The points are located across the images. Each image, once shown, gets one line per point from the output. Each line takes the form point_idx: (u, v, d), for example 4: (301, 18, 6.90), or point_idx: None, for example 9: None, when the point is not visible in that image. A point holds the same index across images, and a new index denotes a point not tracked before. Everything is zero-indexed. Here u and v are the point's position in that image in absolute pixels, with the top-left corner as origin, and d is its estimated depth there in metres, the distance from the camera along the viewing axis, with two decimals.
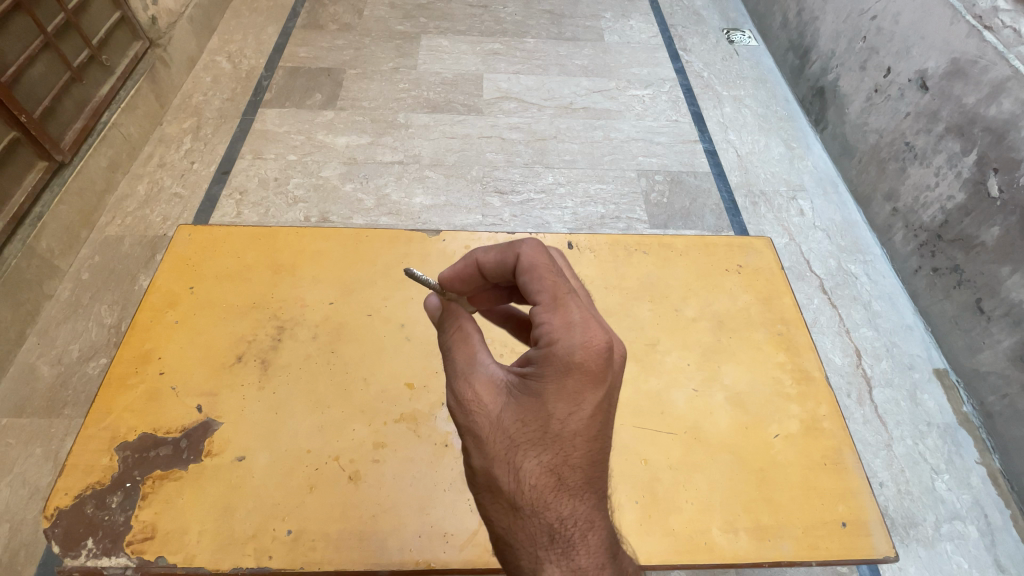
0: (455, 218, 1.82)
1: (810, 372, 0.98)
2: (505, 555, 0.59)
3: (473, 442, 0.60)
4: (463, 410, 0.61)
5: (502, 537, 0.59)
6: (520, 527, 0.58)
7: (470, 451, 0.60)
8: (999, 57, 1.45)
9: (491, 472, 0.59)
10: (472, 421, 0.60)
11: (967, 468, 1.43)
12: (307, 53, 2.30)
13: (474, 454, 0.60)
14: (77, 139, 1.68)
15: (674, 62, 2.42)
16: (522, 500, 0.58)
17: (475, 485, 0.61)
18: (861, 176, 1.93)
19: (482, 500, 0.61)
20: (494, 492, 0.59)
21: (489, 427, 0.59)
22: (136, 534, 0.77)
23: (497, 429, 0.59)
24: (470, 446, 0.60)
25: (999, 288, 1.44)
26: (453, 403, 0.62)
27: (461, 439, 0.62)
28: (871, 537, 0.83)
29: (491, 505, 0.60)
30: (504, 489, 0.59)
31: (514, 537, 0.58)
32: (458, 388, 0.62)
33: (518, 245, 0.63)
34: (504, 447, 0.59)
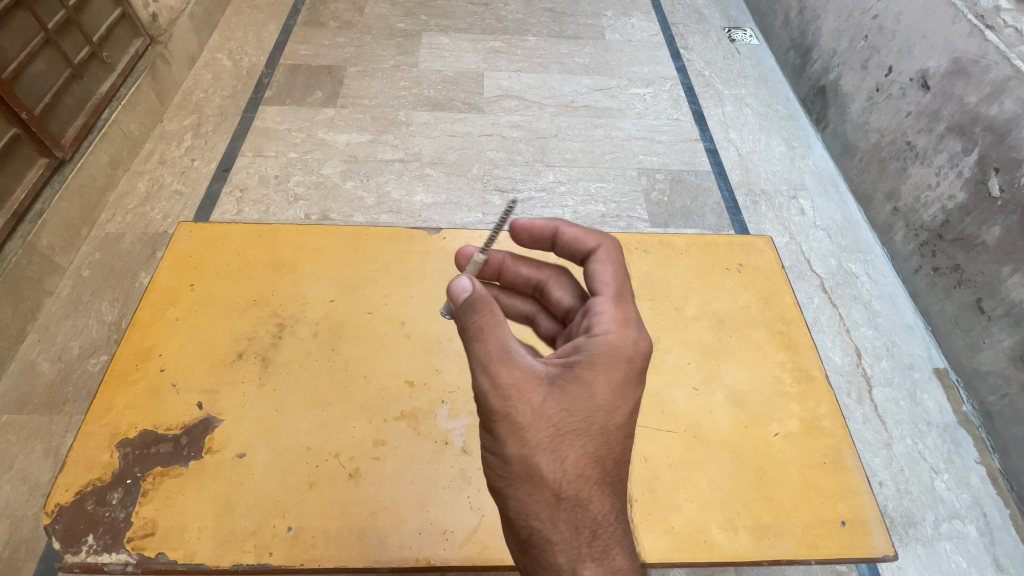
0: (455, 216, 1.82)
1: (810, 371, 0.98)
2: (538, 548, 0.61)
3: (517, 433, 0.61)
4: (503, 397, 0.61)
5: (541, 527, 0.61)
6: (563, 516, 0.61)
7: (514, 441, 0.62)
8: (1000, 57, 1.45)
9: (531, 462, 0.61)
10: (518, 411, 0.61)
11: (966, 467, 1.43)
12: (307, 51, 2.29)
13: (514, 444, 0.62)
14: (78, 136, 1.67)
15: (675, 61, 2.42)
16: (566, 491, 0.62)
17: (512, 476, 0.62)
18: (862, 175, 1.93)
19: (520, 490, 0.63)
20: (533, 483, 0.62)
21: (532, 416, 0.61)
22: (137, 530, 0.77)
23: (544, 420, 0.62)
24: (513, 437, 0.62)
25: (999, 288, 1.45)
26: (490, 389, 0.62)
27: (500, 430, 0.62)
28: (870, 536, 0.83)
29: (530, 495, 0.62)
30: (549, 479, 0.62)
31: (555, 526, 0.61)
32: (500, 376, 0.62)
33: (604, 239, 0.77)
34: (548, 437, 0.62)
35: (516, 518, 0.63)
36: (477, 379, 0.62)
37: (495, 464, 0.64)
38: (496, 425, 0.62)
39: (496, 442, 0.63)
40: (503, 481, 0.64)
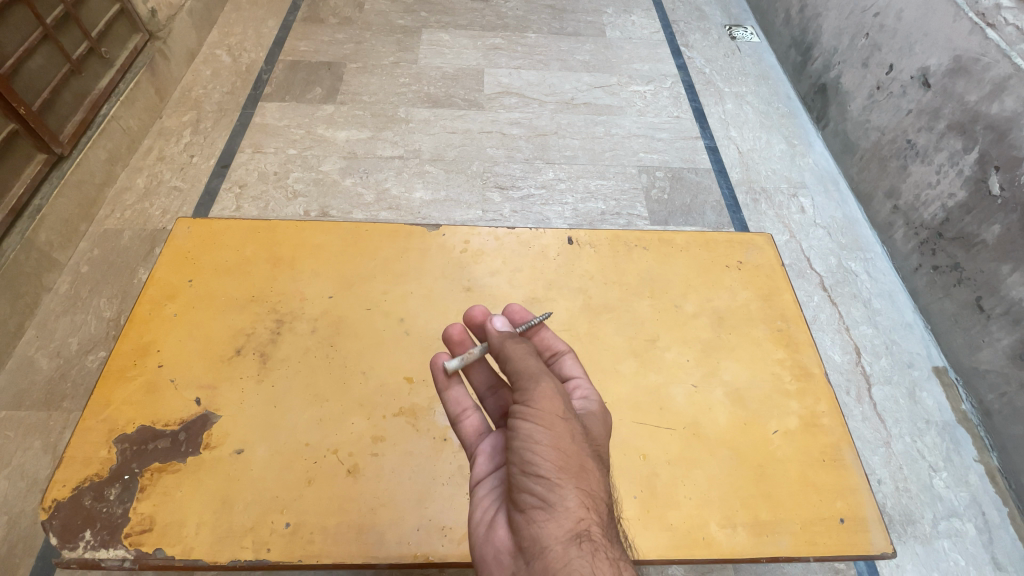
0: (455, 213, 1.82)
1: (809, 368, 0.98)
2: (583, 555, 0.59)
3: (562, 444, 0.65)
4: (555, 408, 0.67)
5: (581, 538, 0.60)
6: (598, 532, 0.62)
7: (561, 448, 0.65)
8: (1001, 55, 1.44)
9: (578, 469, 0.65)
10: (564, 423, 0.67)
11: (965, 466, 1.43)
12: (307, 47, 2.29)
13: (564, 450, 0.65)
14: (76, 132, 1.67)
15: (676, 58, 2.41)
16: (599, 506, 0.64)
17: (556, 484, 0.63)
18: (863, 174, 1.93)
19: (561, 499, 0.62)
20: (581, 488, 0.64)
21: (579, 428, 0.67)
22: (134, 526, 0.77)
23: (581, 437, 0.68)
24: (561, 444, 0.65)
25: (999, 286, 1.45)
26: (546, 399, 0.67)
27: (548, 436, 0.65)
28: (869, 533, 0.83)
29: (572, 506, 0.62)
30: (588, 491, 0.64)
31: (594, 538, 0.61)
32: (550, 389, 0.69)
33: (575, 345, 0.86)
34: (588, 450, 0.67)
35: (553, 531, 0.61)
36: (534, 389, 0.68)
37: (535, 475, 0.64)
38: (545, 430, 0.65)
39: (542, 448, 0.64)
40: (543, 492, 0.63)
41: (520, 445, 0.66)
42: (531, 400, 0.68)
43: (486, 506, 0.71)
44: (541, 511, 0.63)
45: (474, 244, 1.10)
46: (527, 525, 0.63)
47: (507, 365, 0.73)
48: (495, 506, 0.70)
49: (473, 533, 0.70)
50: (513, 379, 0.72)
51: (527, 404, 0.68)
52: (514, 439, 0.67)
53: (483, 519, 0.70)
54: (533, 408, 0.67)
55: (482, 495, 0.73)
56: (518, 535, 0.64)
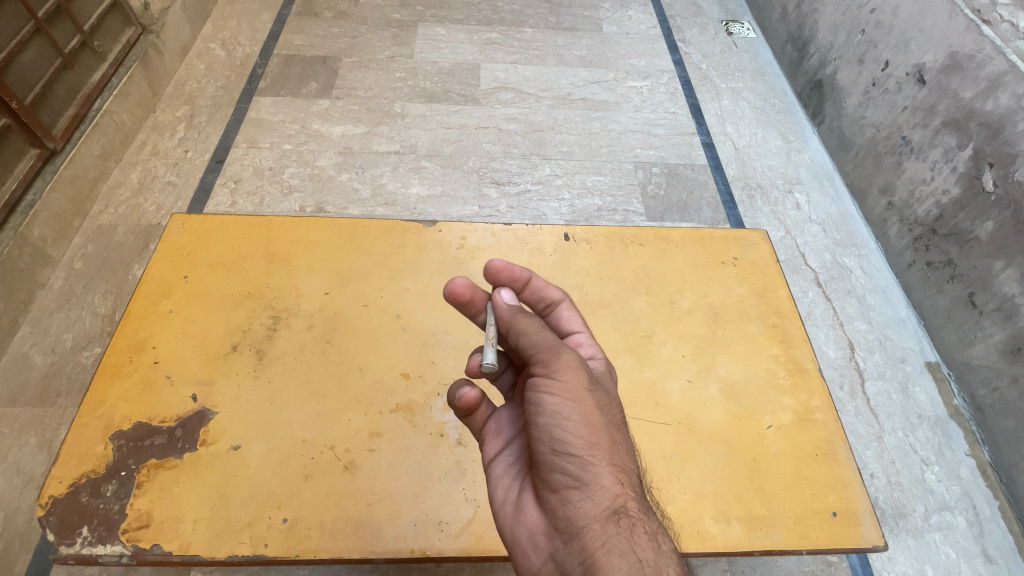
0: (451, 210, 1.81)
1: (803, 364, 0.99)
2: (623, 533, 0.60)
3: (591, 420, 0.64)
4: (577, 381, 0.66)
5: (619, 515, 0.61)
6: (634, 506, 0.63)
7: (590, 424, 0.64)
8: (996, 52, 1.45)
9: (608, 443, 0.64)
10: (588, 396, 0.66)
11: (956, 460, 1.44)
12: (301, 41, 2.27)
13: (593, 426, 0.64)
14: (69, 127, 1.66)
15: (673, 54, 2.41)
16: (631, 479, 0.65)
17: (589, 463, 0.62)
18: (857, 170, 1.94)
19: (596, 476, 0.62)
20: (613, 464, 0.63)
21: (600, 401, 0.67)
22: (131, 522, 0.77)
23: (604, 408, 0.67)
24: (589, 420, 0.64)
25: (991, 282, 1.46)
26: (568, 374, 0.66)
27: (577, 412, 0.64)
28: (861, 527, 0.84)
29: (608, 484, 0.62)
30: (620, 466, 0.64)
31: (631, 513, 0.62)
32: (570, 361, 0.67)
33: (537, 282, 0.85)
34: (612, 423, 0.67)
35: (590, 510, 0.61)
36: (555, 365, 0.66)
37: (566, 454, 0.63)
38: (572, 405, 0.64)
39: (572, 425, 0.63)
40: (577, 471, 0.62)
41: (547, 423, 0.64)
42: (553, 372, 0.66)
43: (508, 486, 0.71)
44: (576, 491, 0.62)
45: (471, 240, 1.10)
46: (561, 505, 0.63)
47: (524, 334, 0.71)
48: (519, 487, 0.70)
49: (499, 515, 0.70)
50: (528, 351, 0.69)
51: (551, 378, 0.66)
52: (540, 417, 0.64)
53: (508, 500, 0.70)
54: (557, 384, 0.65)
55: (501, 476, 0.72)
56: (552, 516, 0.64)
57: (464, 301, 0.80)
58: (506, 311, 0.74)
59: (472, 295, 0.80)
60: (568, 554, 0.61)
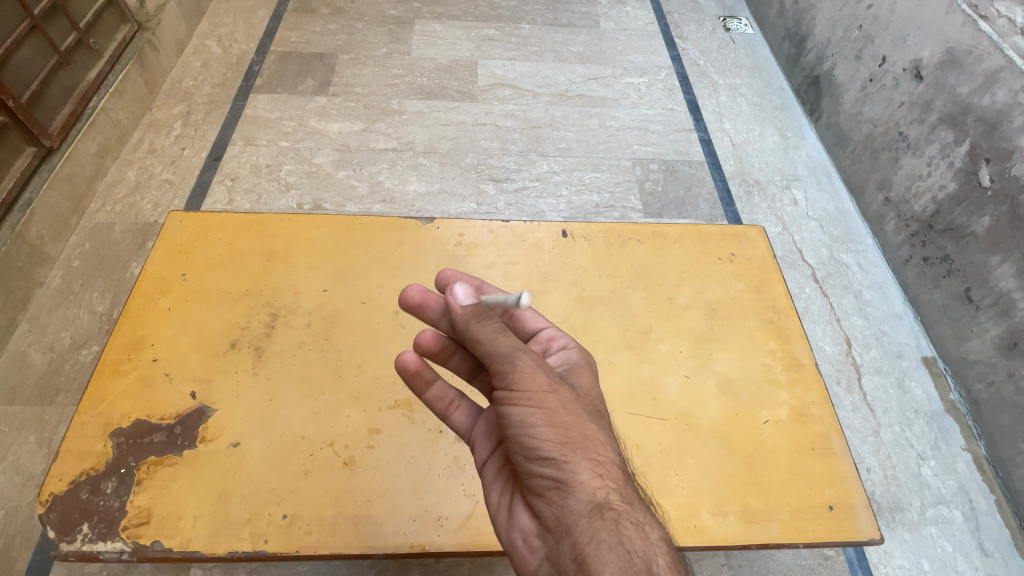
0: (449, 207, 1.81)
1: (800, 359, 1.00)
2: (609, 527, 0.60)
3: (559, 420, 0.63)
4: (536, 386, 0.64)
5: (603, 509, 0.61)
6: (618, 497, 0.62)
7: (557, 424, 0.63)
8: (993, 47, 1.45)
9: (580, 439, 0.63)
10: (552, 396, 0.64)
11: (953, 454, 1.46)
12: (298, 38, 2.26)
13: (560, 426, 0.63)
14: (65, 124, 1.65)
15: (670, 50, 2.41)
16: (613, 471, 0.64)
17: (565, 462, 0.62)
18: (855, 166, 1.94)
19: (574, 474, 0.62)
20: (588, 458, 0.63)
21: (566, 399, 0.65)
22: (132, 519, 0.78)
23: (574, 404, 0.66)
24: (555, 420, 0.63)
25: (988, 277, 1.47)
26: (526, 379, 0.64)
27: (543, 416, 0.63)
28: (857, 520, 0.85)
29: (586, 479, 0.62)
30: (597, 459, 0.63)
31: (614, 505, 0.61)
32: (529, 364, 0.65)
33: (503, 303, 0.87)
34: (583, 417, 0.66)
35: (574, 507, 0.62)
36: (511, 373, 0.64)
37: (540, 457, 0.63)
38: (535, 411, 0.63)
39: (540, 430, 0.63)
40: (553, 473, 0.63)
41: (517, 431, 0.64)
42: (512, 380, 0.64)
43: (501, 491, 0.73)
44: (558, 492, 0.63)
45: (469, 237, 1.10)
46: (547, 505, 0.64)
47: (477, 340, 0.67)
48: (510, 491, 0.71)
49: (497, 519, 0.72)
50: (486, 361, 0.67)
51: (510, 386, 0.65)
52: (509, 427, 0.65)
53: (502, 504, 0.72)
54: (518, 391, 0.64)
55: (492, 481, 0.74)
56: (541, 518, 0.65)
57: (417, 305, 0.80)
58: (460, 314, 0.68)
59: (425, 298, 0.80)
60: (560, 553, 0.62)
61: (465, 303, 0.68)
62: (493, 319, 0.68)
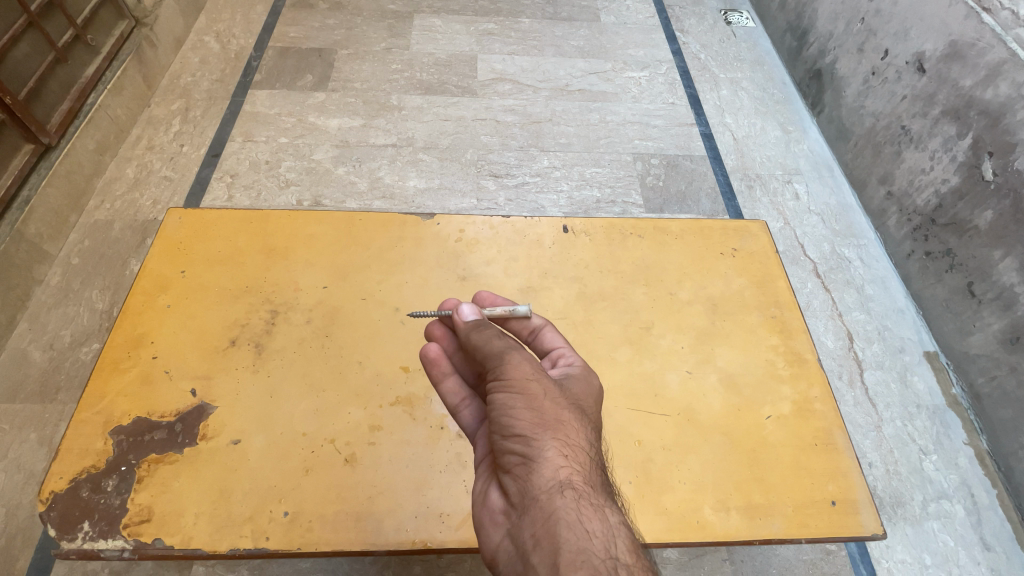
0: (449, 202, 1.81)
1: (802, 354, 0.99)
2: (566, 503, 0.58)
3: (537, 403, 0.65)
4: (522, 374, 0.67)
5: (565, 488, 0.60)
6: (582, 479, 0.61)
7: (535, 406, 0.65)
8: (996, 40, 1.44)
9: (555, 423, 0.65)
10: (535, 382, 0.67)
11: (954, 449, 1.45)
12: (296, 33, 2.25)
13: (537, 409, 0.65)
14: (63, 122, 1.64)
15: (671, 44, 2.39)
16: (582, 457, 0.64)
17: (534, 438, 0.63)
18: (857, 160, 1.93)
19: (541, 450, 0.63)
20: (558, 439, 0.63)
21: (550, 390, 0.67)
22: (132, 517, 0.77)
23: (557, 394, 0.68)
24: (534, 403, 0.65)
25: (990, 272, 1.46)
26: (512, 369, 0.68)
27: (521, 396, 0.66)
28: (859, 516, 0.85)
29: (552, 457, 0.62)
30: (568, 442, 0.64)
31: (578, 485, 0.60)
32: (518, 358, 0.69)
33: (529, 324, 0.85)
34: (564, 408, 0.67)
35: (537, 483, 0.61)
36: (501, 365, 0.68)
37: (513, 434, 0.64)
38: (517, 394, 0.66)
39: (516, 410, 0.65)
40: (523, 448, 0.63)
41: (497, 411, 0.66)
42: (501, 370, 0.68)
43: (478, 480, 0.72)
44: (524, 467, 0.63)
45: (469, 233, 1.09)
46: (514, 483, 0.63)
47: (475, 344, 0.72)
48: (485, 477, 0.71)
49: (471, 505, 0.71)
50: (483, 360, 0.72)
51: (499, 376, 0.68)
52: (490, 408, 0.67)
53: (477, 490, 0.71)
54: (505, 378, 0.67)
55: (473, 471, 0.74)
56: (507, 496, 0.64)
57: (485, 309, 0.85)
58: (462, 325, 0.75)
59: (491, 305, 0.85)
60: (519, 528, 0.61)
61: (469, 318, 0.75)
62: (491, 327, 0.74)
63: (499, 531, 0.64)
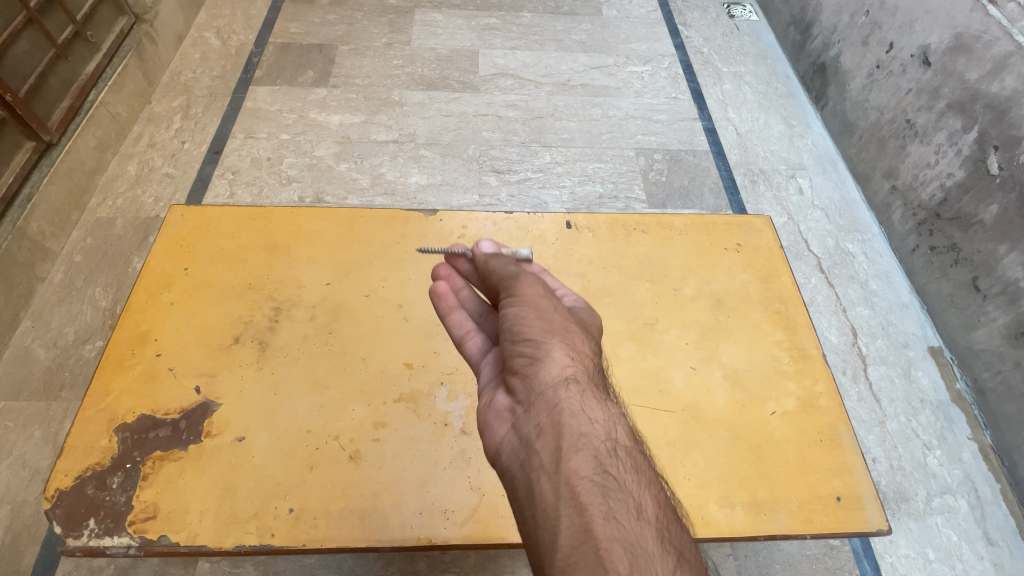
0: (451, 199, 1.80)
1: (807, 350, 0.99)
2: (571, 398, 0.63)
3: (546, 314, 0.69)
4: (532, 291, 0.71)
5: (569, 382, 0.64)
6: (585, 378, 0.66)
7: (545, 316, 0.69)
8: (1002, 32, 1.43)
9: (562, 334, 0.68)
10: (544, 299, 0.71)
11: (958, 444, 1.45)
12: (297, 29, 2.24)
13: (545, 318, 0.68)
14: (64, 119, 1.64)
15: (674, 38, 2.37)
16: (585, 363, 0.68)
17: (542, 342, 0.67)
18: (861, 154, 1.92)
19: (549, 349, 0.66)
20: (565, 346, 0.67)
21: (557, 306, 0.71)
22: (138, 513, 0.78)
23: (563, 310, 0.72)
24: (543, 313, 0.69)
25: (996, 266, 1.45)
26: (524, 287, 0.71)
27: (533, 306, 0.69)
28: (865, 511, 0.84)
29: (560, 358, 0.66)
30: (573, 347, 0.68)
31: (582, 380, 0.65)
32: (531, 280, 0.73)
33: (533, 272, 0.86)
34: (570, 324, 0.71)
35: (544, 378, 0.65)
36: (515, 285, 0.72)
37: (523, 339, 0.68)
38: (529, 308, 0.69)
39: (527, 319, 0.68)
40: (531, 351, 0.67)
41: (509, 321, 0.69)
42: (514, 288, 0.72)
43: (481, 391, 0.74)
44: (532, 366, 0.66)
45: (472, 230, 1.09)
46: (520, 382, 0.67)
47: (491, 269, 0.76)
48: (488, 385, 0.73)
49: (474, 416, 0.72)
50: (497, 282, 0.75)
51: (511, 292, 0.72)
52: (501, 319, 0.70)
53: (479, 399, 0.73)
54: (518, 293, 0.71)
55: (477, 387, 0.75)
56: (512, 394, 0.67)
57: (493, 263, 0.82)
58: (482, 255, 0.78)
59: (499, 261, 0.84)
60: (524, 418, 0.64)
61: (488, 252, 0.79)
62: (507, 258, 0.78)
63: (502, 424, 0.66)
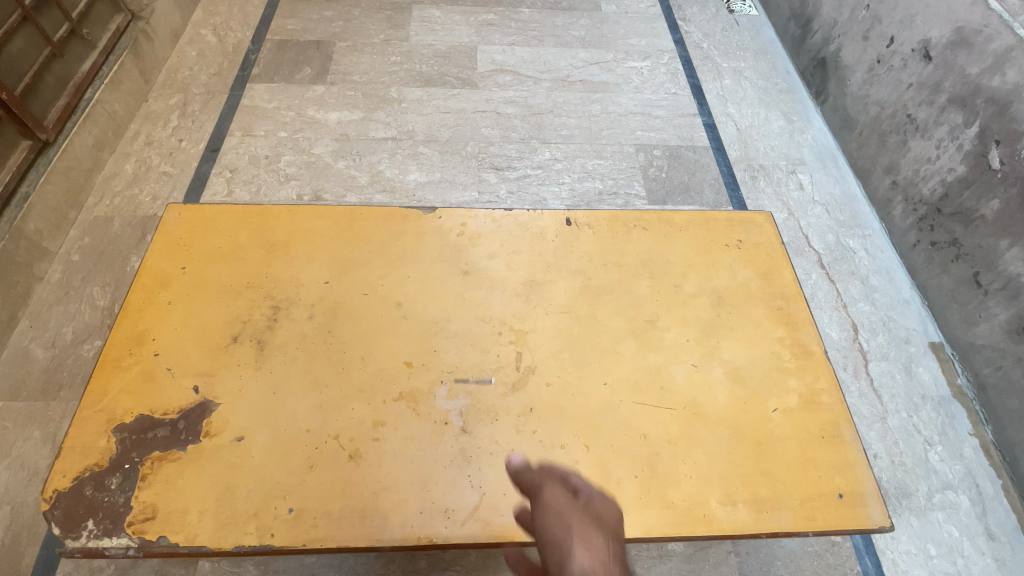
0: (450, 196, 1.79)
1: (809, 347, 0.98)
2: None
3: (569, 515, 0.66)
4: (556, 499, 0.69)
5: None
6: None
7: (567, 521, 0.66)
8: (1004, 26, 1.42)
9: (585, 534, 0.65)
10: (570, 506, 0.68)
11: (960, 439, 1.45)
12: (294, 25, 2.22)
13: (568, 522, 0.66)
14: (60, 117, 1.64)
15: (673, 33, 2.36)
16: (612, 554, 0.64)
17: (564, 544, 0.64)
18: (861, 149, 1.91)
19: (571, 550, 0.63)
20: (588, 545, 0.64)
21: (581, 507, 0.68)
22: (137, 514, 0.77)
23: (589, 504, 0.69)
24: (566, 519, 0.66)
25: (997, 262, 1.45)
26: (549, 496, 0.69)
27: (555, 514, 0.67)
28: (867, 508, 0.84)
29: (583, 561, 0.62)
30: (598, 543, 0.64)
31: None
32: (555, 485, 0.71)
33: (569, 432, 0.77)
34: (597, 522, 0.67)
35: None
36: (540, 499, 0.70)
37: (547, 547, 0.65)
38: (552, 518, 0.67)
39: (550, 528, 0.66)
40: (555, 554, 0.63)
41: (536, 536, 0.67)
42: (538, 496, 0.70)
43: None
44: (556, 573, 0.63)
45: (471, 227, 1.08)
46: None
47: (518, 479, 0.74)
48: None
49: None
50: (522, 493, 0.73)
51: (536, 504, 0.70)
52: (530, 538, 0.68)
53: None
54: (542, 504, 0.69)
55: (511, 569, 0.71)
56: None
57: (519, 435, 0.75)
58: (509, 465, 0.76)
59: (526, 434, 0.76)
60: None
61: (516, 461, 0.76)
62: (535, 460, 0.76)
63: None
